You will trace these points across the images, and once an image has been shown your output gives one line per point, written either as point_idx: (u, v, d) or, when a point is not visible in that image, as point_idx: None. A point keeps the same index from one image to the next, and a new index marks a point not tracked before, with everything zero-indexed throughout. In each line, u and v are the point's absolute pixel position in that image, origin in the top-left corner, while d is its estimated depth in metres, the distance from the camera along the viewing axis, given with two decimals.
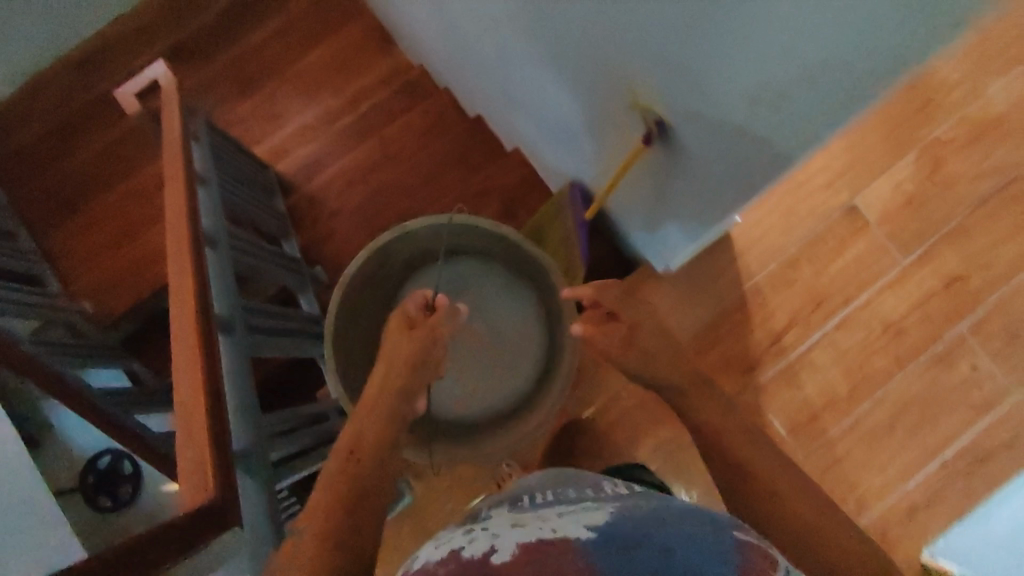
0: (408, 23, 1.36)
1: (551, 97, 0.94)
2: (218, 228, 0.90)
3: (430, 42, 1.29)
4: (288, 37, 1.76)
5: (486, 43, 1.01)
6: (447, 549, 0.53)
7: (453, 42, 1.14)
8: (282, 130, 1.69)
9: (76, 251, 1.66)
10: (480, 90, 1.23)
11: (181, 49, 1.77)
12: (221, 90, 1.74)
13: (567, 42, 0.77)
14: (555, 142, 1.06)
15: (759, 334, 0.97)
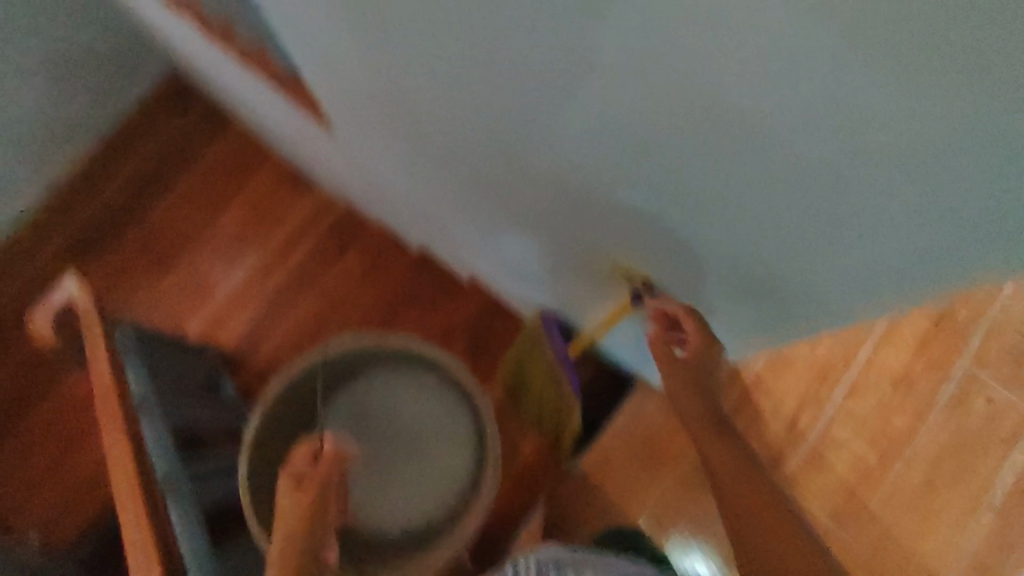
0: (332, 175, 1.31)
1: (514, 243, 0.91)
2: (176, 466, 0.87)
3: (362, 192, 1.25)
4: (198, 202, 1.67)
5: (431, 197, 0.99)
6: None
7: (395, 196, 1.11)
8: (212, 301, 1.58)
9: (14, 485, 1.50)
10: (425, 233, 1.19)
11: (86, 241, 1.66)
12: (137, 273, 1.63)
13: (536, 205, 0.76)
14: (520, 274, 1.01)
15: (774, 427, 1.03)
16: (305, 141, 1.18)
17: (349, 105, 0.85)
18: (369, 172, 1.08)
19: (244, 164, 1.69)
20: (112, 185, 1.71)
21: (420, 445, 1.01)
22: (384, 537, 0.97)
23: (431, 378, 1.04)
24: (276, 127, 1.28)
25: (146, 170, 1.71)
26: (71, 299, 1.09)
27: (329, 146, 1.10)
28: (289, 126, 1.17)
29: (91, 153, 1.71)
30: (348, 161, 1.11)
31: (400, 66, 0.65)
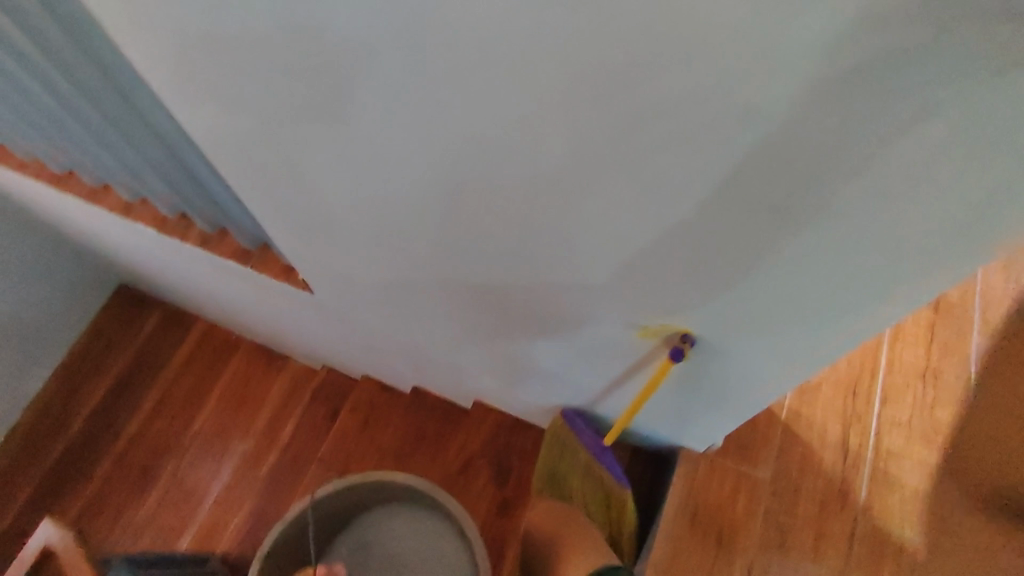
0: (315, 341, 1.30)
1: (522, 357, 0.89)
2: None
3: (351, 350, 1.23)
4: (170, 408, 1.60)
5: (425, 333, 0.98)
6: None
7: (389, 344, 1.09)
8: (201, 508, 1.46)
9: None
10: (423, 373, 1.16)
11: (57, 482, 1.56)
12: (115, 501, 1.52)
13: (540, 310, 0.76)
14: (526, 382, 0.96)
15: (829, 457, 0.90)
16: (286, 312, 1.18)
17: (330, 261, 0.87)
18: (360, 328, 1.08)
19: (214, 358, 1.65)
20: (77, 415, 1.63)
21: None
22: None
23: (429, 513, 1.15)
24: (253, 309, 1.28)
25: (112, 390, 1.65)
26: (50, 544, 1.01)
27: (314, 311, 1.10)
28: (269, 303, 1.18)
29: None
30: (333, 321, 1.11)
31: (380, 208, 0.69)
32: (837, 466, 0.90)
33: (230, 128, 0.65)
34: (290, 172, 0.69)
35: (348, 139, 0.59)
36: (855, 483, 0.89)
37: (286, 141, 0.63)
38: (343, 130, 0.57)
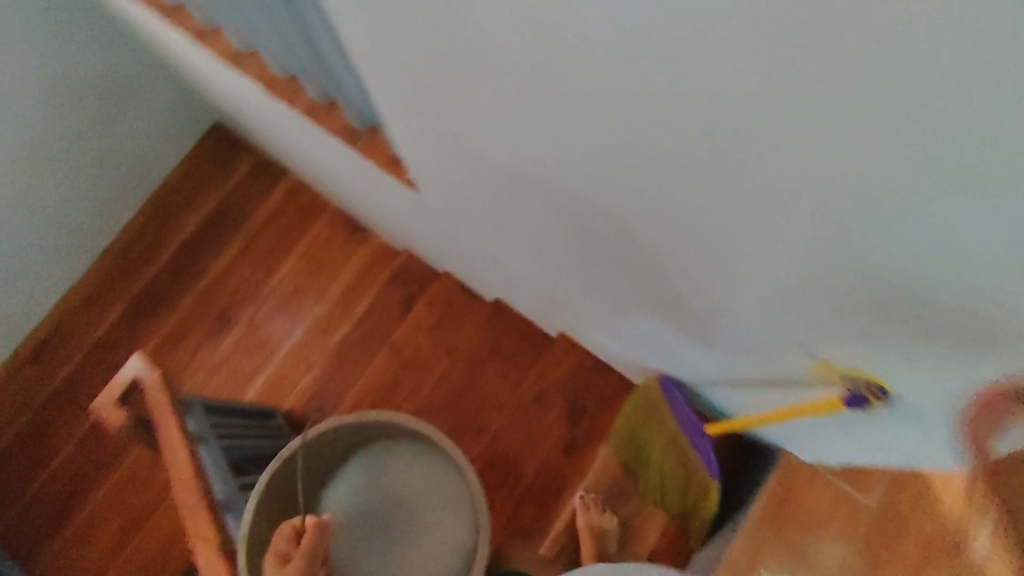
0: (407, 232, 1.28)
1: (626, 325, 0.85)
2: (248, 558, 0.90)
3: (442, 253, 1.20)
4: (256, 258, 1.66)
5: (525, 267, 0.94)
6: None
7: (484, 263, 1.06)
8: (273, 359, 1.56)
9: (79, 564, 1.49)
10: (511, 296, 1.13)
11: (145, 304, 1.66)
12: (197, 334, 1.62)
13: (662, 298, 0.70)
14: (618, 336, 0.91)
15: None
16: (385, 204, 1.14)
17: (445, 182, 0.81)
18: (460, 240, 1.04)
19: (299, 218, 1.69)
20: (168, 245, 1.71)
21: (417, 515, 1.07)
22: None
23: (424, 450, 1.10)
24: (352, 188, 1.25)
25: (202, 229, 1.71)
26: (138, 378, 1.06)
27: (415, 213, 1.06)
28: (368, 190, 1.14)
29: (147, 215, 1.73)
30: (433, 227, 1.06)
31: (520, 158, 0.61)
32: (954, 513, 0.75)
33: (376, 24, 0.57)
34: (427, 84, 0.61)
35: (504, 70, 0.49)
36: (970, 533, 0.75)
37: (434, 57, 0.55)
38: (503, 61, 0.48)
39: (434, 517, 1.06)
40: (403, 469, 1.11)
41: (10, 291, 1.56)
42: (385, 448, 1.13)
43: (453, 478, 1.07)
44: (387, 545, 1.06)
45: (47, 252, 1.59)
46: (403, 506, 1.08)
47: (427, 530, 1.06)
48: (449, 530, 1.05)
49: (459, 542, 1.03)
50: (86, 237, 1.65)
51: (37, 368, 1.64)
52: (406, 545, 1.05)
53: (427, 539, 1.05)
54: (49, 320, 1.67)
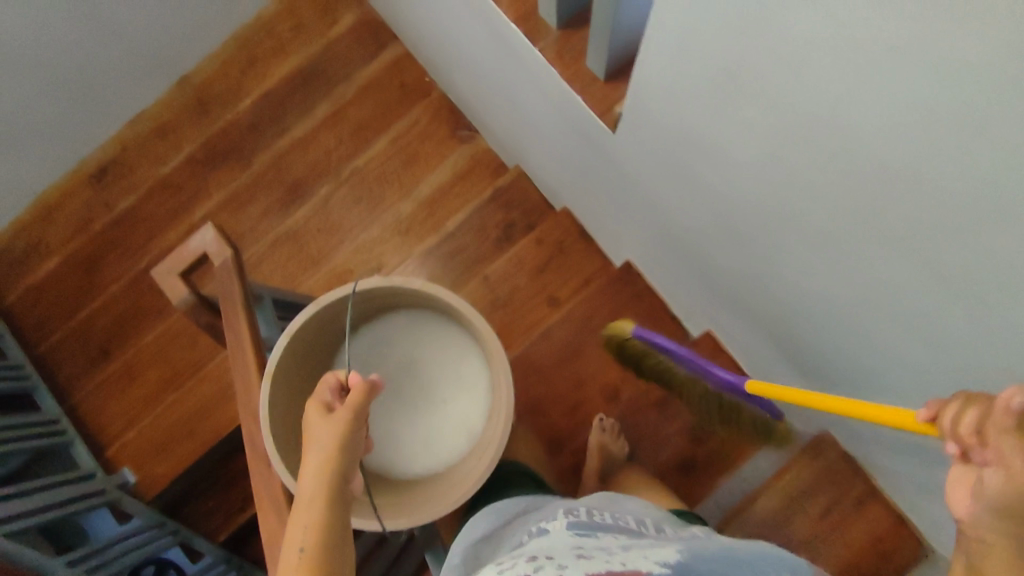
0: (544, 150, 1.07)
1: (840, 331, 0.68)
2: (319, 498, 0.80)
3: (588, 186, 1.00)
4: (345, 131, 1.46)
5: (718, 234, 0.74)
6: (514, 572, 0.64)
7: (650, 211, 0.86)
8: (344, 251, 1.41)
9: (112, 410, 1.44)
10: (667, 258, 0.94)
11: (217, 152, 1.49)
12: (266, 199, 1.46)
13: (928, 323, 0.55)
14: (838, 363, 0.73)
15: None
16: (540, 109, 0.91)
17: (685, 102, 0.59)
18: (626, 175, 0.82)
19: (400, 94, 1.46)
20: (251, 91, 1.50)
21: (431, 388, 1.14)
22: (403, 457, 1.10)
23: (456, 337, 1.14)
24: (497, 81, 1.02)
25: (292, 82, 1.50)
26: (209, 254, 0.92)
27: (574, 128, 0.82)
28: (524, 87, 0.90)
29: (235, 51, 1.52)
30: (599, 153, 0.84)
31: (927, 122, 0.40)
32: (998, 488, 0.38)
33: None
34: None
35: None
36: None
37: None
38: None
39: (450, 396, 1.12)
40: (421, 342, 1.15)
41: (74, 102, 1.39)
42: (419, 325, 1.15)
43: (476, 367, 1.13)
44: (397, 411, 1.12)
45: (120, 66, 1.41)
46: (420, 376, 1.14)
47: (440, 400, 1.13)
48: (458, 412, 1.12)
49: (466, 424, 1.10)
50: (163, 60, 1.46)
51: (92, 195, 1.50)
52: (417, 412, 1.13)
53: (437, 415, 1.12)
54: (114, 145, 1.52)
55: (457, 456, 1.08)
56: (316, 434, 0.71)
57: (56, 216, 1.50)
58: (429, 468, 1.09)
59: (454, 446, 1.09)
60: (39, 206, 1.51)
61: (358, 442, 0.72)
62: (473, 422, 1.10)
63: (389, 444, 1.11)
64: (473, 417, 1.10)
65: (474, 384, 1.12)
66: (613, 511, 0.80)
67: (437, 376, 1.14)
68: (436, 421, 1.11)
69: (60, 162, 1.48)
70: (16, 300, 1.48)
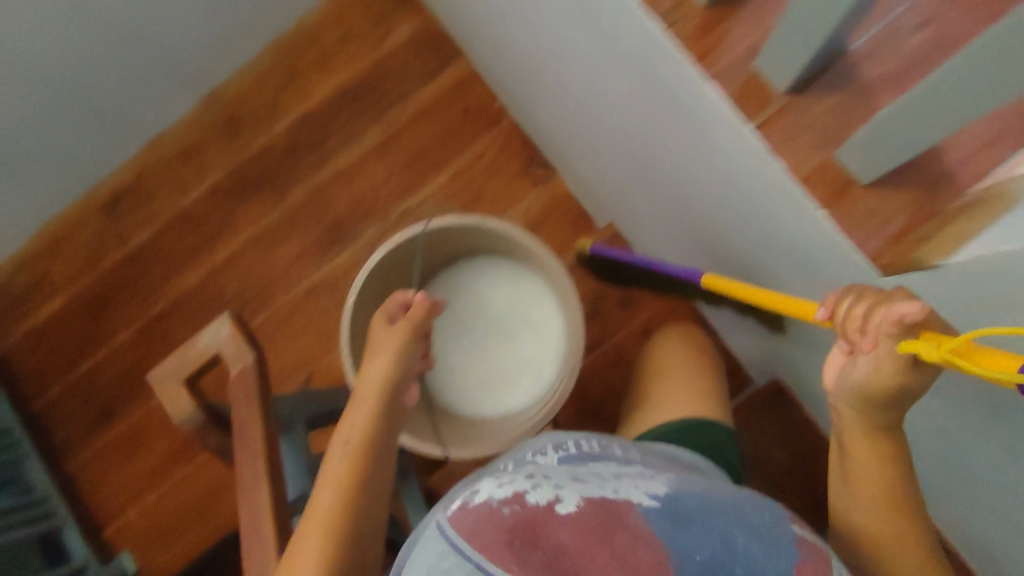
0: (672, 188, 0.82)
1: None
2: None
3: (663, 185, 0.83)
4: (396, 163, 1.22)
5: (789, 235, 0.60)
6: (509, 488, 0.56)
7: (710, 207, 0.74)
8: None
9: (111, 481, 1.22)
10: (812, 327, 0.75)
11: (246, 182, 1.27)
12: (301, 241, 1.23)
13: None
14: None
15: None
16: (613, 84, 0.73)
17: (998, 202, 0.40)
18: (686, 161, 0.70)
19: (464, 119, 1.21)
20: (288, 112, 1.27)
21: (506, 334, 1.11)
22: (472, 398, 1.08)
23: (524, 277, 1.12)
24: (574, 72, 0.80)
25: (336, 102, 1.26)
26: (221, 356, 0.69)
27: (644, 96, 0.67)
28: (599, 60, 0.70)
29: (272, 62, 1.29)
30: (674, 136, 0.68)
31: None
32: (879, 368, 0.51)
33: None
34: None
35: None
36: None
37: None
38: None
39: (520, 336, 1.10)
40: (495, 288, 1.13)
41: (83, 121, 1.18)
42: (481, 270, 1.13)
43: (549, 313, 1.10)
44: (467, 352, 1.11)
45: (137, 79, 1.19)
46: (493, 321, 1.12)
47: (511, 345, 1.10)
48: (530, 358, 1.09)
49: (536, 364, 1.08)
50: (189, 72, 1.24)
51: (101, 227, 1.29)
52: (482, 354, 1.11)
53: (508, 358, 1.10)
54: (130, 169, 1.30)
55: (528, 396, 1.06)
56: (379, 344, 0.77)
57: (62, 251, 1.29)
58: (502, 410, 1.07)
59: (526, 388, 1.07)
60: (44, 236, 1.30)
61: (414, 359, 0.78)
62: (542, 365, 1.08)
63: (459, 385, 1.09)
64: (543, 357, 1.08)
65: (543, 325, 1.10)
66: (603, 439, 0.72)
67: (504, 319, 1.12)
68: (507, 366, 1.09)
69: (67, 187, 1.27)
70: (11, 347, 1.28)
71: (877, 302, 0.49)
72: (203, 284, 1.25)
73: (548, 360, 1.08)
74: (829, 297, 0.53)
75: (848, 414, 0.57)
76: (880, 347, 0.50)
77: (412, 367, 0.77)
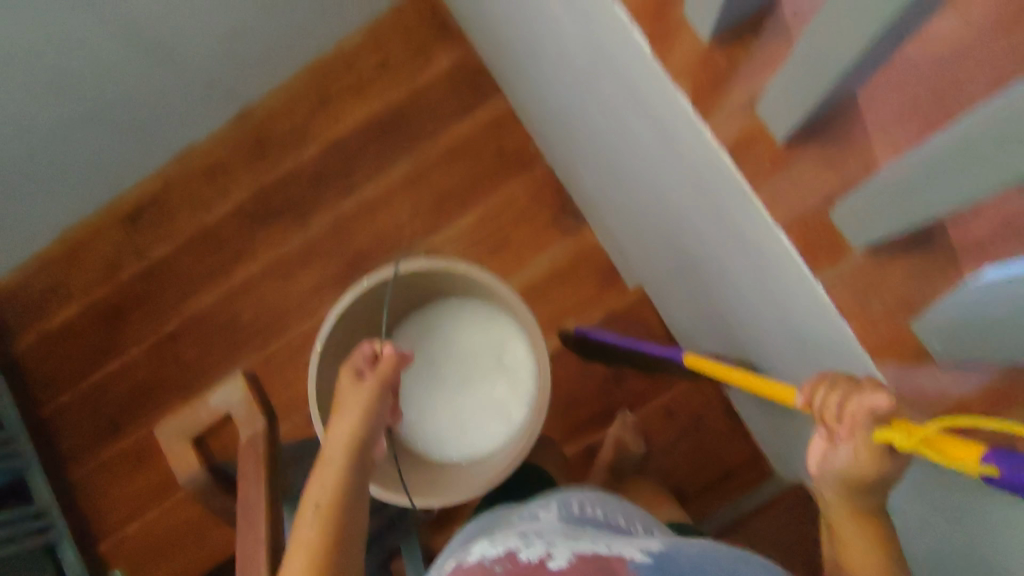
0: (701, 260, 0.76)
1: None
2: None
3: (686, 247, 0.78)
4: (422, 200, 1.20)
5: (804, 327, 0.55)
6: (501, 546, 0.59)
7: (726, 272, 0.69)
8: None
9: (109, 496, 1.21)
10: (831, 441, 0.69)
11: (270, 205, 1.25)
12: (320, 271, 1.22)
13: None
14: None
15: None
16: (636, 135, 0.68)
17: None
18: (702, 223, 0.65)
19: (495, 162, 1.19)
20: (318, 138, 1.26)
21: (478, 377, 1.05)
22: (443, 443, 1.02)
23: (499, 319, 1.05)
24: (605, 118, 0.76)
25: (368, 131, 1.24)
26: (229, 417, 0.67)
27: (665, 155, 0.62)
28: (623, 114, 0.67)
29: (307, 86, 1.28)
30: (693, 198, 0.63)
31: None
32: (858, 458, 0.48)
33: None
34: None
35: None
36: None
37: None
38: None
39: (492, 378, 1.04)
40: (471, 329, 1.06)
41: (113, 134, 1.17)
42: (456, 308, 1.07)
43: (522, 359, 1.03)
44: (439, 394, 1.05)
45: (171, 96, 1.18)
46: (468, 363, 1.05)
47: (482, 389, 1.04)
48: (501, 404, 1.03)
49: (506, 410, 1.02)
50: (223, 90, 1.22)
51: (122, 238, 1.28)
52: (453, 393, 1.05)
53: (479, 403, 1.04)
54: (156, 182, 1.29)
55: (493, 446, 1.00)
56: (346, 401, 0.71)
57: (81, 258, 1.29)
58: (469, 453, 1.01)
59: (495, 435, 1.00)
60: (66, 241, 1.29)
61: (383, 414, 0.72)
62: (513, 413, 1.01)
63: (430, 428, 1.03)
64: (512, 403, 1.02)
65: (516, 369, 1.03)
66: (607, 504, 0.70)
67: (478, 360, 1.05)
68: (479, 410, 1.03)
69: (92, 197, 1.26)
70: (25, 351, 1.28)
71: (846, 391, 0.47)
72: (219, 305, 1.24)
73: (519, 408, 1.01)
74: (807, 384, 0.52)
75: (834, 500, 0.54)
76: (857, 437, 0.47)
77: (379, 423, 0.71)
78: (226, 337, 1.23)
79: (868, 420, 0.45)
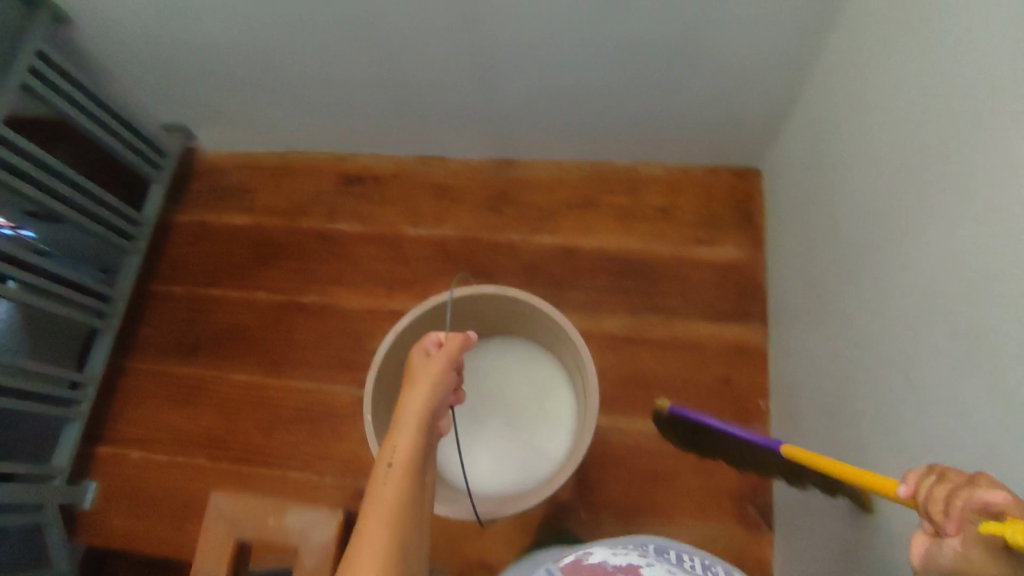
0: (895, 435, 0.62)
1: None
2: None
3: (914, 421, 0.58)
4: (611, 369, 1.04)
5: None
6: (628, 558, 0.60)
7: (982, 401, 0.48)
8: None
9: (143, 409, 1.13)
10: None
11: (470, 259, 1.14)
12: None
13: None
14: None
15: None
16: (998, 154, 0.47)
17: None
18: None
19: (711, 389, 1.00)
20: (557, 232, 1.13)
21: (518, 414, 0.95)
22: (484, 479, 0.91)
23: (542, 363, 0.98)
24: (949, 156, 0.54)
25: (608, 262, 1.10)
26: None
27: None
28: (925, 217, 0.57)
29: (580, 180, 1.16)
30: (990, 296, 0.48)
31: None
32: (963, 555, 0.38)
33: None
34: None
35: None
36: None
37: None
38: None
39: (530, 421, 0.94)
40: (516, 365, 0.98)
41: (389, 114, 1.11)
42: (502, 350, 0.99)
43: (563, 398, 0.95)
44: (478, 429, 0.94)
45: (460, 117, 1.09)
46: (516, 403, 0.96)
47: (519, 428, 0.94)
48: (540, 442, 0.93)
49: (550, 451, 0.92)
50: (509, 137, 1.13)
51: (327, 191, 1.22)
52: (486, 434, 0.94)
53: (519, 438, 0.94)
54: (390, 166, 1.22)
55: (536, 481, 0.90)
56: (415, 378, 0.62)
57: (283, 182, 1.24)
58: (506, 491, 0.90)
59: (537, 474, 0.90)
60: (285, 158, 1.26)
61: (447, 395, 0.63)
62: (553, 454, 0.92)
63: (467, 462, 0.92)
64: (557, 444, 0.92)
65: (557, 415, 0.94)
66: None
67: (517, 406, 0.95)
68: (519, 449, 0.93)
69: (331, 142, 1.21)
70: (180, 225, 1.25)
71: (959, 484, 0.40)
72: (359, 314, 1.14)
73: (558, 445, 0.92)
74: (912, 475, 0.44)
75: None
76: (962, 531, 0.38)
77: (445, 402, 0.62)
78: (343, 347, 1.12)
79: (974, 515, 0.38)
